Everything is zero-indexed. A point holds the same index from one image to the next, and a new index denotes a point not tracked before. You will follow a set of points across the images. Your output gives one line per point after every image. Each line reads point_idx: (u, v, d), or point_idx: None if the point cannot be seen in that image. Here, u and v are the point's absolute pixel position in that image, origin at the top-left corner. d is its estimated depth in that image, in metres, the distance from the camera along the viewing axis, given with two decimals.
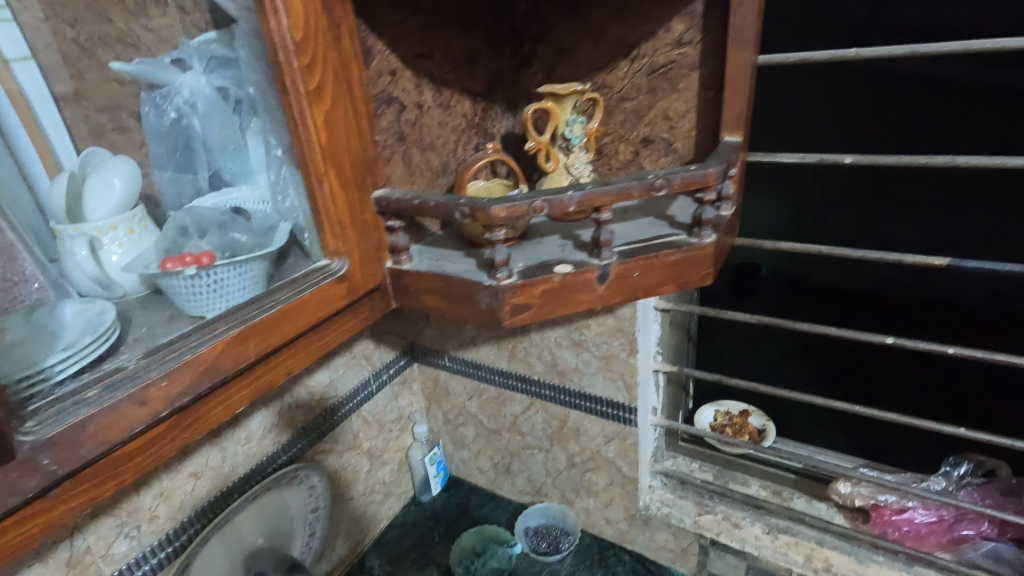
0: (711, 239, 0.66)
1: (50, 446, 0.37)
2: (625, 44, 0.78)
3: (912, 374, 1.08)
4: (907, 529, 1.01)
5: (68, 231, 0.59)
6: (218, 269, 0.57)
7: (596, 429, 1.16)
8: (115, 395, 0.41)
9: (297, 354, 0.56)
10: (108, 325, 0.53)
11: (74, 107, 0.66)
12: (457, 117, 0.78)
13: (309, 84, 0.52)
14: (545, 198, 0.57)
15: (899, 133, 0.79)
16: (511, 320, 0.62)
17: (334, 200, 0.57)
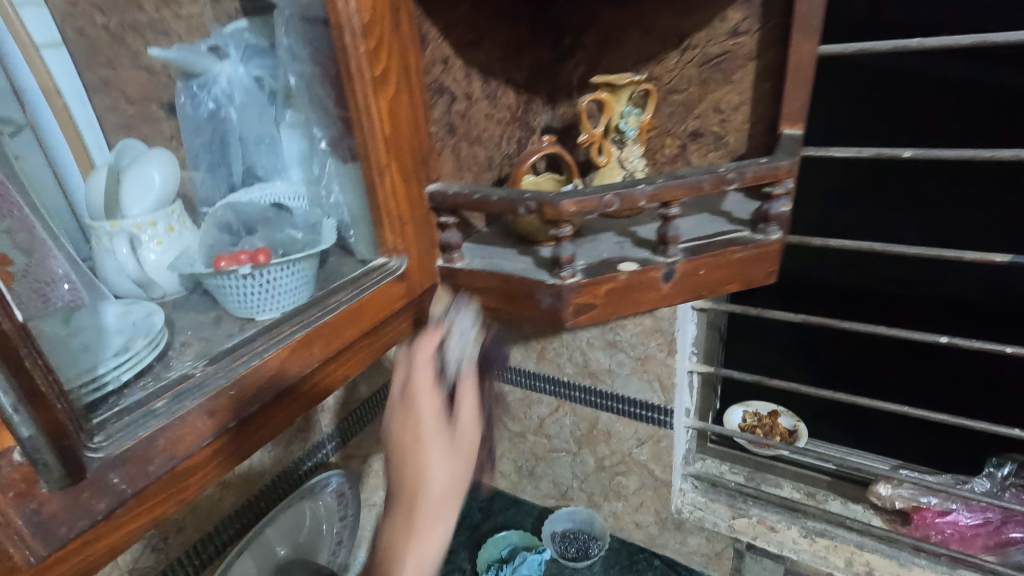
0: (777, 236, 0.63)
1: (120, 463, 0.34)
2: (676, 34, 0.75)
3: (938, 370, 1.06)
4: (951, 532, 0.99)
5: (106, 227, 0.55)
6: (272, 268, 0.53)
7: (628, 431, 1.13)
8: (184, 405, 0.38)
9: (354, 359, 0.53)
10: (158, 329, 0.49)
11: (102, 97, 0.63)
12: (502, 109, 0.75)
13: (376, 70, 0.49)
14: (616, 192, 0.55)
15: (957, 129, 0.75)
16: (574, 320, 0.59)
17: (396, 193, 0.54)
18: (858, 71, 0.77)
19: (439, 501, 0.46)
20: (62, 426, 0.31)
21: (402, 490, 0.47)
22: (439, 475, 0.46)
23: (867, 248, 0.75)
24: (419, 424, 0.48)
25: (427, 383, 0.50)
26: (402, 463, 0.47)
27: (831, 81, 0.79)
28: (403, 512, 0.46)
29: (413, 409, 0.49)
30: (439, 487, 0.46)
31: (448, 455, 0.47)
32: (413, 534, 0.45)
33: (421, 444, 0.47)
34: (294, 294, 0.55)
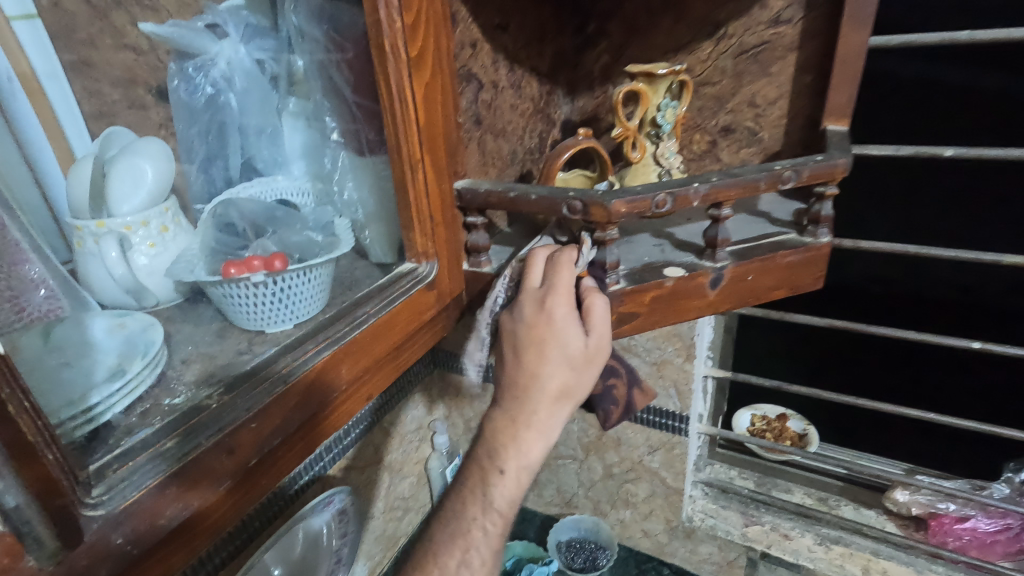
0: (827, 238, 0.60)
1: (126, 520, 0.28)
2: (712, 22, 0.70)
3: (952, 374, 1.04)
4: (970, 538, 0.98)
5: (91, 228, 0.47)
6: (287, 275, 0.47)
7: (640, 437, 1.09)
8: (198, 444, 0.32)
9: (377, 377, 0.47)
10: (157, 345, 0.43)
11: (83, 80, 0.53)
12: (525, 99, 0.70)
13: (411, 50, 0.44)
14: (669, 191, 0.50)
15: (1001, 127, 0.73)
16: (614, 331, 0.54)
17: (427, 190, 0.49)
18: (903, 62, 0.74)
19: (550, 396, 0.49)
20: (53, 479, 0.25)
21: (519, 382, 0.50)
22: (556, 372, 0.49)
23: (901, 249, 0.72)
24: (550, 312, 0.49)
25: (562, 280, 0.50)
26: (525, 357, 0.50)
27: (873, 72, 0.76)
28: (517, 401, 0.50)
29: (545, 303, 0.50)
30: (554, 386, 0.49)
31: (567, 358, 0.49)
32: (524, 423, 0.49)
33: (548, 343, 0.49)
34: (309, 303, 0.49)
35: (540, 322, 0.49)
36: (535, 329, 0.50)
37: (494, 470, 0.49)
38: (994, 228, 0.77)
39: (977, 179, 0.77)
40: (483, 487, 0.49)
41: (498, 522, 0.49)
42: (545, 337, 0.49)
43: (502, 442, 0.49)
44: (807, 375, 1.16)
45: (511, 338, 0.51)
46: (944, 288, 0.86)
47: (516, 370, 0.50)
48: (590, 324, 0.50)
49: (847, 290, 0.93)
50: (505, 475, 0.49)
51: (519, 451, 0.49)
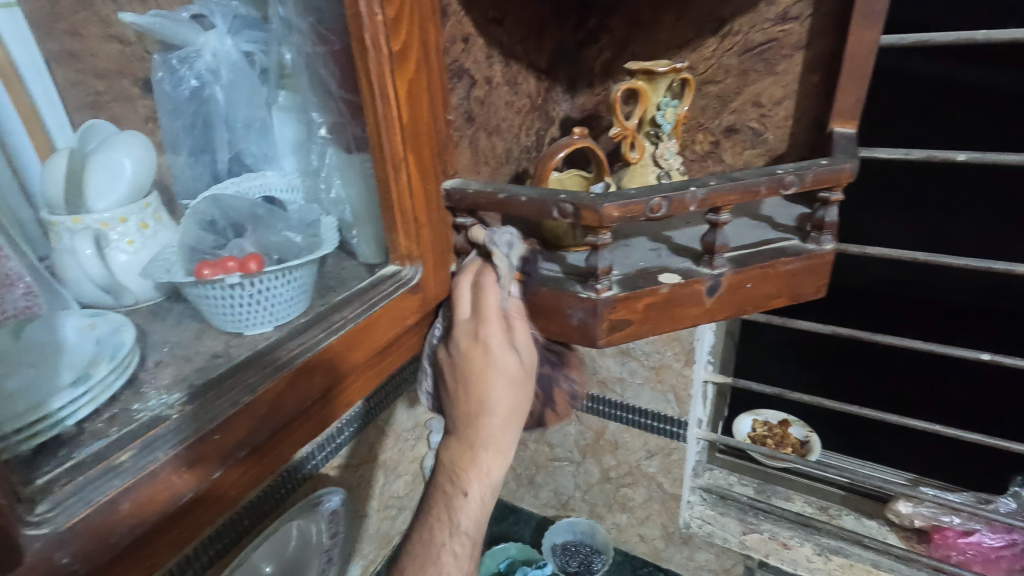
0: (831, 245, 0.57)
1: (72, 539, 0.26)
2: (716, 19, 0.68)
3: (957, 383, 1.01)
4: (974, 553, 0.96)
5: (66, 224, 0.46)
6: (265, 277, 0.45)
7: (637, 442, 1.07)
8: (155, 458, 0.30)
9: (356, 384, 0.45)
10: (128, 349, 0.41)
11: (66, 71, 0.52)
12: (522, 96, 0.68)
13: (394, 45, 0.42)
14: (665, 195, 0.48)
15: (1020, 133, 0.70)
16: (607, 339, 0.52)
17: (411, 191, 0.47)
18: (920, 63, 0.71)
19: (499, 419, 0.52)
20: None
21: (468, 410, 0.52)
22: (501, 397, 0.51)
23: (908, 256, 0.69)
24: (484, 345, 0.51)
25: (489, 304, 0.51)
26: (469, 387, 0.52)
27: (889, 71, 0.73)
28: (468, 427, 0.52)
29: (477, 332, 0.51)
30: (501, 408, 0.51)
31: (509, 381, 0.51)
32: (477, 446, 0.51)
33: (487, 372, 0.51)
34: (289, 306, 0.48)
35: (477, 351, 0.51)
36: (470, 360, 0.51)
37: (458, 493, 0.52)
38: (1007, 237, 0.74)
39: (991, 184, 0.74)
40: (449, 510, 0.53)
41: (464, 545, 0.52)
42: (485, 367, 0.51)
43: (459, 468, 0.52)
44: (808, 381, 1.13)
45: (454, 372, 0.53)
46: (952, 296, 0.84)
47: (464, 402, 0.53)
48: (520, 345, 0.52)
49: (853, 296, 0.90)
50: (468, 495, 0.52)
51: (479, 473, 0.51)
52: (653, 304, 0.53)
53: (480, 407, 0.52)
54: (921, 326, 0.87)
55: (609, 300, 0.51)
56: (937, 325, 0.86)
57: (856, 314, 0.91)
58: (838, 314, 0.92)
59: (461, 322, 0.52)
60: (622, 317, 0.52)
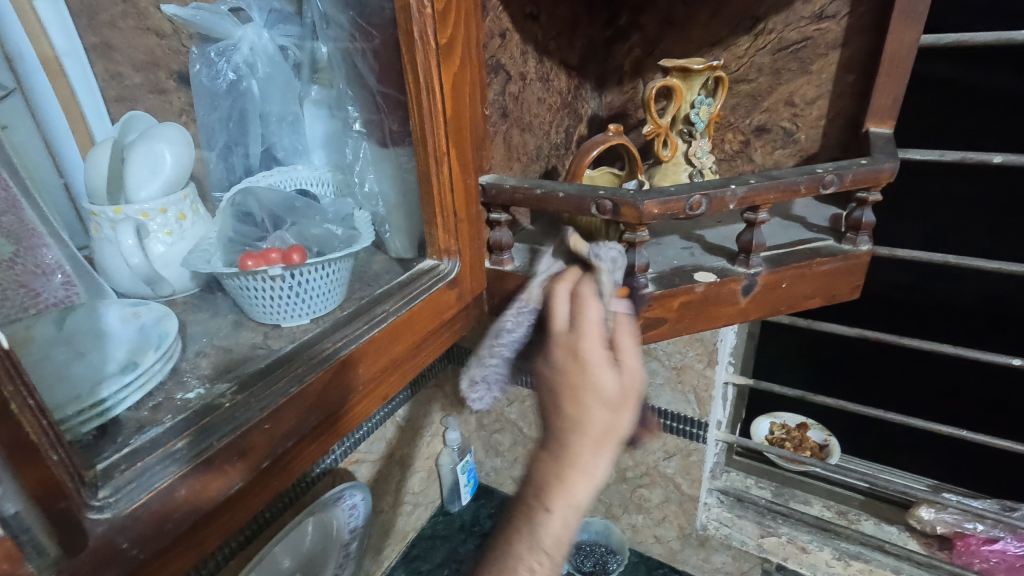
0: (867, 246, 0.57)
1: (133, 523, 0.27)
2: (750, 16, 0.67)
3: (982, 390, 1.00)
4: (997, 561, 0.94)
5: (108, 213, 0.46)
6: (305, 269, 0.45)
7: (656, 443, 1.06)
8: (209, 445, 0.31)
9: (391, 379, 0.45)
10: (171, 337, 0.41)
11: (105, 62, 0.53)
12: (553, 93, 0.68)
13: (441, 38, 0.42)
14: (705, 193, 0.48)
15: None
16: (640, 337, 0.52)
17: (451, 185, 0.47)
18: (963, 70, 0.71)
19: (592, 441, 0.36)
20: (58, 482, 0.24)
21: (556, 426, 0.37)
22: (596, 417, 0.36)
23: (939, 258, 0.69)
24: (579, 368, 0.39)
25: (586, 320, 0.41)
26: (561, 407, 0.38)
27: (929, 75, 0.72)
28: (557, 446, 0.37)
29: (574, 345, 0.40)
30: (596, 431, 0.36)
31: (605, 401, 0.37)
32: (564, 467, 0.36)
33: (579, 389, 0.38)
34: (326, 299, 0.48)
35: (569, 367, 0.39)
36: (562, 375, 0.39)
37: (540, 509, 0.36)
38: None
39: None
40: (528, 533, 0.36)
41: (546, 565, 0.36)
42: (580, 373, 0.38)
43: (542, 487, 0.36)
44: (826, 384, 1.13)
45: (540, 400, 0.40)
46: (983, 302, 0.83)
47: (553, 425, 0.38)
48: (623, 361, 0.39)
49: (880, 298, 0.89)
50: (552, 515, 0.35)
51: (565, 495, 0.35)
52: (690, 301, 0.52)
53: (575, 419, 0.37)
54: (949, 329, 0.85)
55: (644, 297, 0.51)
56: (968, 331, 0.85)
57: (880, 317, 0.90)
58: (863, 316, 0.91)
59: (555, 331, 0.42)
60: (660, 312, 0.52)
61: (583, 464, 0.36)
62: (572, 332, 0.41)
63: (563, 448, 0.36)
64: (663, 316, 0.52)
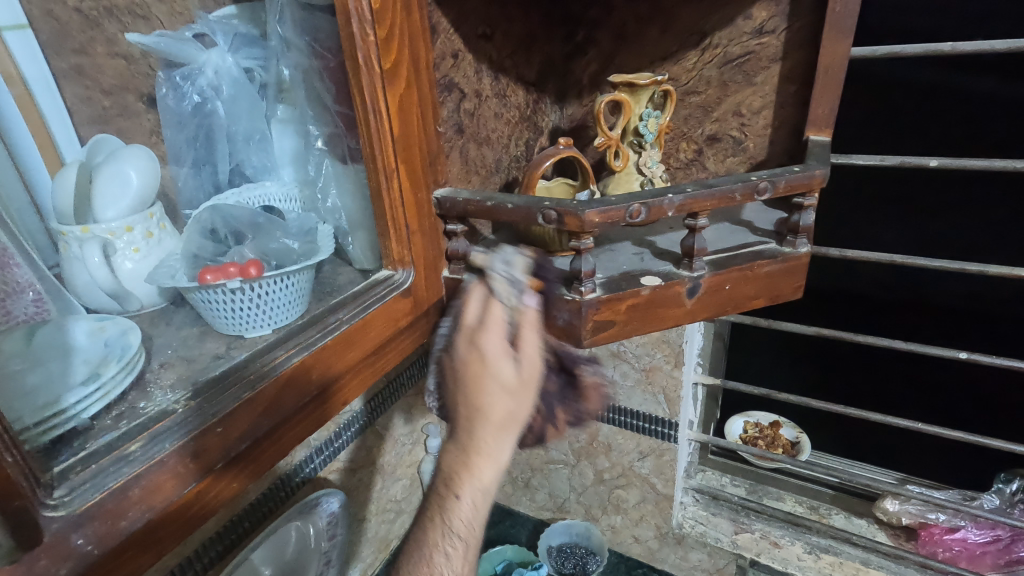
0: (806, 248, 0.60)
1: (87, 522, 0.29)
2: (697, 32, 0.71)
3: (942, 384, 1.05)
4: (959, 549, 0.97)
5: (76, 232, 0.48)
6: (264, 282, 0.47)
7: (630, 444, 1.09)
8: (162, 448, 0.33)
9: (350, 385, 0.47)
10: (134, 350, 0.44)
11: (74, 86, 0.54)
12: (511, 108, 0.71)
13: (386, 63, 0.45)
14: (643, 202, 0.51)
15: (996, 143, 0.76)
16: (591, 339, 0.55)
17: (402, 199, 0.50)
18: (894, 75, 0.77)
19: (494, 425, 0.46)
20: (13, 482, 0.26)
21: (463, 414, 0.47)
22: (497, 402, 0.46)
23: (886, 257, 0.72)
24: (480, 359, 0.48)
25: (491, 320, 0.50)
26: (465, 391, 0.48)
27: (864, 83, 0.80)
28: (464, 432, 0.47)
29: (477, 338, 0.49)
30: (497, 415, 0.46)
31: (505, 390, 0.47)
32: (469, 450, 0.46)
33: (481, 377, 0.47)
34: (288, 309, 0.50)
35: (473, 358, 0.49)
36: (468, 364, 0.49)
37: (451, 498, 0.45)
38: (976, 239, 0.82)
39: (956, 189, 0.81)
40: (441, 514, 0.46)
41: (458, 547, 0.46)
42: (484, 366, 0.48)
43: (455, 473, 0.46)
44: (794, 382, 1.17)
45: (454, 390, 0.49)
46: (937, 297, 0.90)
47: (460, 416, 0.48)
48: (521, 354, 0.49)
49: (844, 294, 0.96)
50: (461, 499, 0.45)
51: (472, 478, 0.45)
52: (638, 304, 0.55)
53: (477, 405, 0.47)
54: (905, 320, 0.94)
55: (593, 300, 0.53)
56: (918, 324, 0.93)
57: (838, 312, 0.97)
58: (824, 313, 0.98)
59: (466, 326, 0.51)
60: (609, 312, 0.54)
61: (485, 447, 0.46)
62: (479, 326, 0.50)
63: (470, 433, 0.46)
64: (613, 315, 0.55)
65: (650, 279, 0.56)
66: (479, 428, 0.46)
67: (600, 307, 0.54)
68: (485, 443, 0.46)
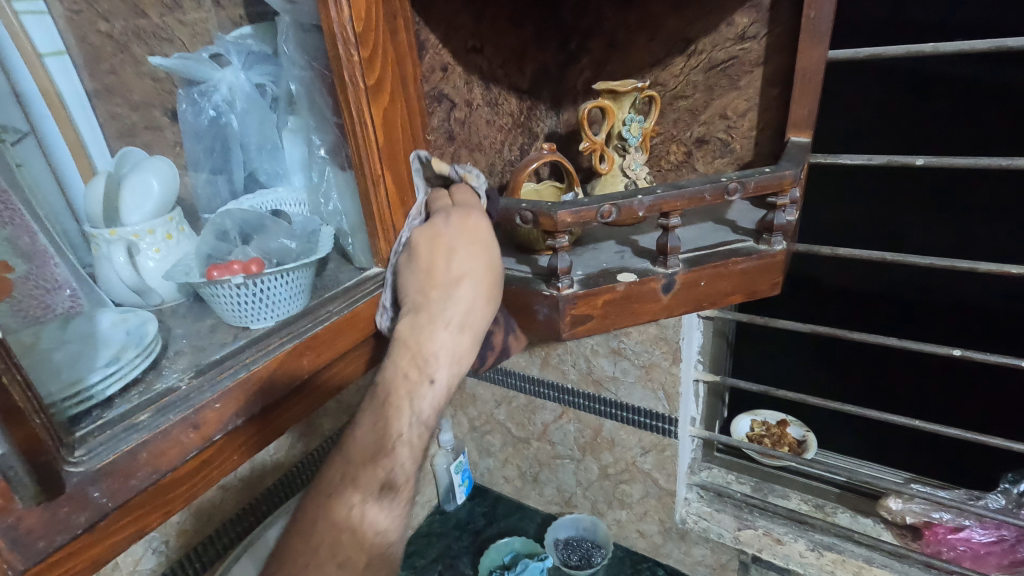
0: (782, 246, 0.62)
1: (101, 478, 0.35)
2: (683, 39, 0.73)
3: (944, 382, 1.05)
4: (963, 549, 0.97)
5: (104, 235, 0.55)
6: (265, 277, 0.52)
7: (632, 439, 1.11)
8: (166, 419, 0.39)
9: (339, 368, 0.53)
10: (152, 337, 0.49)
11: (106, 105, 0.62)
12: (504, 115, 0.75)
13: (369, 80, 0.50)
14: (614, 203, 0.54)
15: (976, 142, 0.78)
16: (570, 332, 0.59)
17: (389, 202, 0.55)
18: (860, 81, 0.83)
19: (478, 296, 0.55)
20: (39, 440, 0.31)
21: (444, 282, 0.54)
22: (482, 273, 0.55)
23: (877, 257, 0.73)
24: (477, 226, 0.55)
25: (471, 204, 0.57)
26: (451, 261, 0.54)
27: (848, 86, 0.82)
28: (444, 301, 0.54)
29: (465, 215, 0.55)
30: (483, 285, 0.56)
31: (486, 269, 0.56)
32: (451, 317, 0.54)
33: (476, 248, 0.55)
34: (289, 302, 0.55)
35: (469, 222, 0.55)
36: (455, 235, 0.54)
37: (425, 379, 0.52)
38: (961, 236, 0.85)
39: (945, 182, 0.84)
40: (409, 394, 0.52)
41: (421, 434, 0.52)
42: (474, 240, 0.55)
43: (426, 341, 0.52)
44: (799, 379, 1.18)
45: (429, 259, 0.54)
46: (912, 291, 0.96)
47: (439, 285, 0.54)
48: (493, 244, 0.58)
49: (829, 289, 1.01)
50: (432, 383, 0.52)
51: (439, 350, 0.53)
52: (617, 299, 0.59)
53: (466, 271, 0.55)
54: (892, 318, 0.99)
55: (570, 295, 0.57)
56: (900, 320, 0.98)
57: (823, 309, 1.03)
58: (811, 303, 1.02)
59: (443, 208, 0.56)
60: (584, 305, 0.58)
61: (462, 315, 0.54)
62: (463, 209, 0.56)
63: (455, 297, 0.54)
64: (589, 305, 0.58)
65: (626, 275, 0.59)
66: (462, 295, 0.54)
67: (576, 299, 0.57)
68: (463, 311, 0.54)
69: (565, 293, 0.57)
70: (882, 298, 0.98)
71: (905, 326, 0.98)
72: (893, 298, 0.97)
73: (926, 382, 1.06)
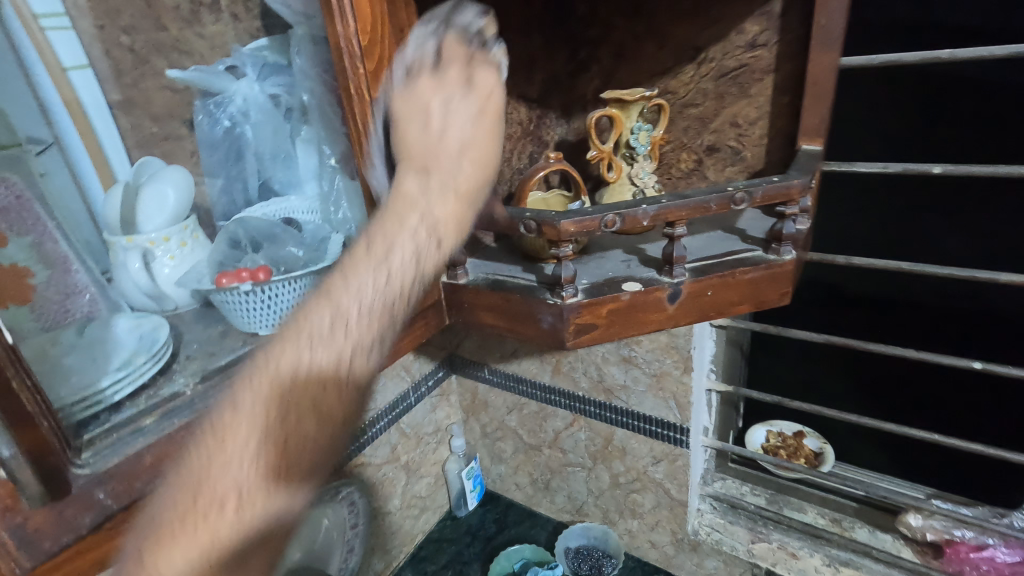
0: (791, 256, 0.61)
1: (107, 480, 0.37)
2: (693, 47, 0.73)
3: (967, 396, 1.01)
4: (987, 569, 0.91)
5: (122, 243, 0.57)
6: (273, 284, 0.54)
7: (643, 448, 1.10)
8: (169, 423, 0.42)
9: None
10: (163, 342, 0.51)
11: (128, 116, 0.65)
12: (513, 123, 0.77)
13: (374, 91, 0.52)
14: (618, 213, 0.54)
15: (999, 148, 0.75)
16: (574, 341, 0.58)
17: None
18: (882, 83, 0.79)
19: (472, 152, 0.48)
20: (46, 442, 0.34)
21: (438, 138, 0.47)
22: (478, 130, 0.48)
23: (894, 268, 0.72)
24: (481, 83, 0.48)
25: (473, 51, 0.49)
26: (449, 118, 0.48)
27: (863, 94, 0.80)
28: (437, 158, 0.47)
29: (465, 63, 0.48)
30: (477, 146, 0.48)
31: (486, 125, 0.48)
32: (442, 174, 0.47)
33: (475, 104, 0.48)
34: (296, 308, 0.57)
35: (474, 79, 0.48)
36: (452, 89, 0.48)
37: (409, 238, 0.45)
38: (983, 245, 0.82)
39: (969, 185, 0.81)
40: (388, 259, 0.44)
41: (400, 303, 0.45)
42: (471, 94, 0.48)
43: (412, 199, 0.46)
44: (817, 391, 1.15)
45: (424, 110, 0.48)
46: (931, 301, 0.93)
47: (431, 139, 0.47)
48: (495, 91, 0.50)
49: (846, 297, 0.99)
50: (413, 249, 0.45)
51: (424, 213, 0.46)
52: (623, 307, 0.58)
53: (460, 122, 0.47)
54: (912, 329, 0.96)
55: (574, 303, 0.57)
56: (920, 332, 0.96)
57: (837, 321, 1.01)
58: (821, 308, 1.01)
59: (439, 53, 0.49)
60: (589, 314, 0.58)
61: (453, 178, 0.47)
62: (460, 58, 0.48)
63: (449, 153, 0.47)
64: (592, 312, 0.58)
65: (631, 284, 0.59)
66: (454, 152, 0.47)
67: (580, 307, 0.57)
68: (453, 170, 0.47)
69: (569, 302, 0.57)
70: (900, 308, 0.96)
71: (925, 337, 0.95)
72: (915, 308, 0.95)
73: (947, 395, 1.02)
